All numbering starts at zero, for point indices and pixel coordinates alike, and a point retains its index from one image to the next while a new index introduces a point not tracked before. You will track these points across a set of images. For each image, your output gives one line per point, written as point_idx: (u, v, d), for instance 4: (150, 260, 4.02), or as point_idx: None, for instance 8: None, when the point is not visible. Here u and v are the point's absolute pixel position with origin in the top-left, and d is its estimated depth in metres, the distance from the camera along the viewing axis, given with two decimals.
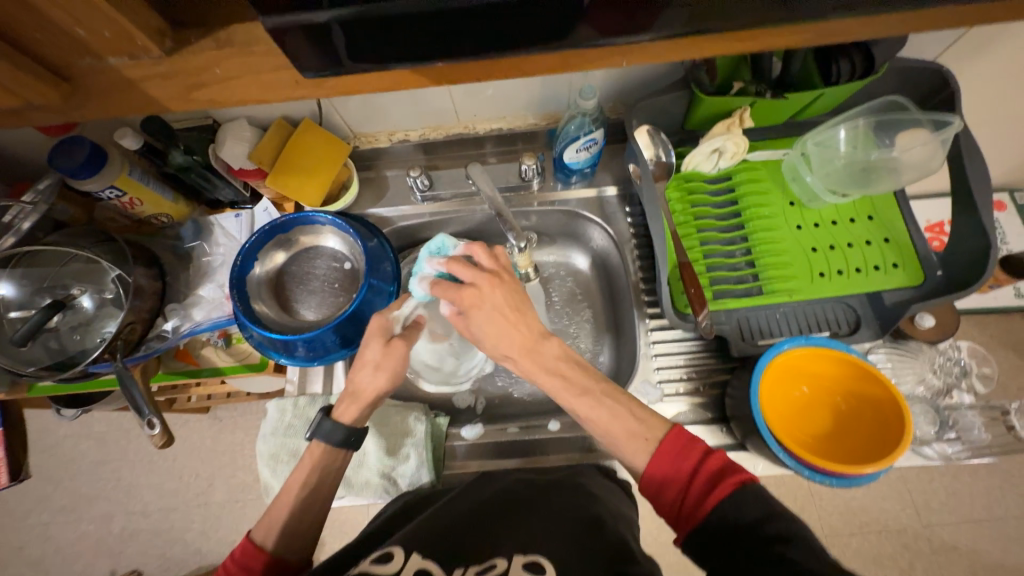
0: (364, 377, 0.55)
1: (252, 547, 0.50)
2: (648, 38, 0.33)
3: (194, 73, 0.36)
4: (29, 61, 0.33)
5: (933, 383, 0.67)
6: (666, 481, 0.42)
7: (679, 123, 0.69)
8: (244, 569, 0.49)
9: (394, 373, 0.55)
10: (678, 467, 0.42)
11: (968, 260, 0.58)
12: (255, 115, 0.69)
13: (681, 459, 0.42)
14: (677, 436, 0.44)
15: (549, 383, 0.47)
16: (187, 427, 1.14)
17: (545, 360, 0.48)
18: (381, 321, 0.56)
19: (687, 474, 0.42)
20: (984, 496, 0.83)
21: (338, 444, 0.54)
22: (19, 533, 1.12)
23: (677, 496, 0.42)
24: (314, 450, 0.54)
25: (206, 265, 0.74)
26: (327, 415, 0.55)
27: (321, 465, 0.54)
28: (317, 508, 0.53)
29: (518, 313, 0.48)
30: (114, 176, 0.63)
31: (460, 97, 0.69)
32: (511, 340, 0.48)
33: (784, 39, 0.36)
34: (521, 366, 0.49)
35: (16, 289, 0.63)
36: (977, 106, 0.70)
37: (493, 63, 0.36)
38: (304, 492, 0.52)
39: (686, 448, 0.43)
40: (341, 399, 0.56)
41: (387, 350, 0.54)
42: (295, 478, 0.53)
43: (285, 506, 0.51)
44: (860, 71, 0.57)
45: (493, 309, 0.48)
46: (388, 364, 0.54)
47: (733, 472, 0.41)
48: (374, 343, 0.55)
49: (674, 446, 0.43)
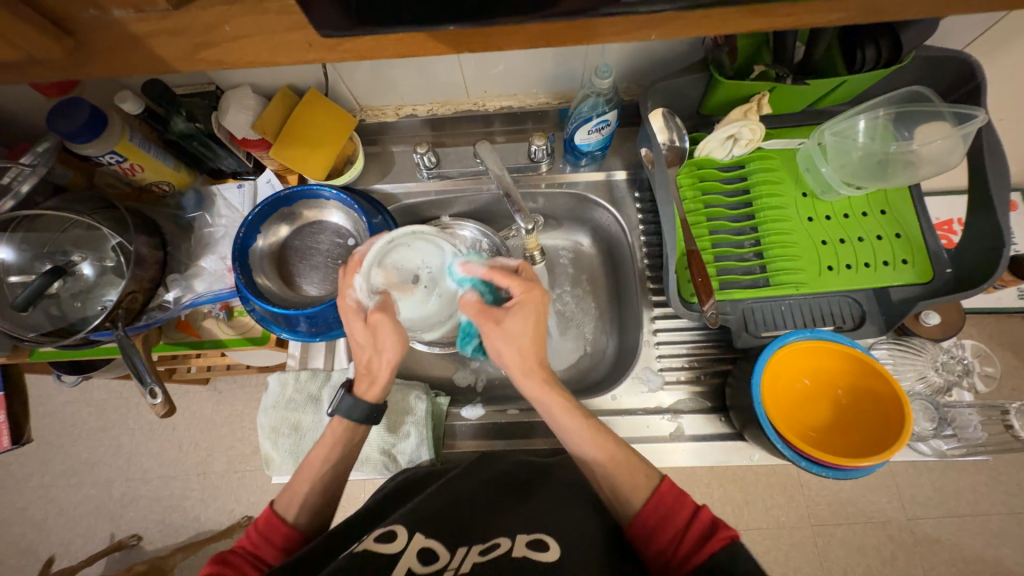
0: (372, 356, 0.54)
1: (276, 518, 0.50)
2: (677, 8, 0.32)
3: (202, 31, 0.34)
4: (29, 11, 0.31)
5: (934, 381, 0.67)
6: (664, 520, 0.45)
7: (695, 107, 0.67)
8: (263, 538, 0.49)
9: (395, 345, 0.53)
10: (675, 511, 0.45)
11: (980, 258, 0.58)
12: (259, 82, 0.67)
13: (677, 506, 0.45)
14: (670, 487, 0.47)
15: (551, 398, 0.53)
16: (187, 397, 1.15)
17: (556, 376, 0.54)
18: (349, 305, 0.54)
19: (683, 522, 0.44)
20: (970, 492, 0.84)
21: (360, 420, 0.55)
22: (22, 495, 1.14)
23: (671, 538, 0.44)
24: (335, 425, 0.54)
25: (208, 236, 0.73)
26: (348, 391, 0.55)
27: (343, 441, 0.54)
28: (338, 481, 0.54)
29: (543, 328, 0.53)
30: (114, 141, 0.61)
31: (470, 72, 0.66)
32: (527, 350, 0.53)
33: (820, 16, 0.34)
34: (529, 382, 0.53)
35: (15, 253, 0.62)
36: (1001, 100, 0.68)
37: (510, 31, 0.34)
38: (326, 467, 0.53)
39: (680, 499, 0.46)
40: (360, 375, 0.56)
41: (371, 329, 0.53)
42: (320, 453, 0.53)
43: (309, 479, 0.52)
44: (887, 58, 0.55)
45: (533, 316, 0.52)
46: (378, 339, 0.53)
47: (721, 528, 0.43)
48: (358, 326, 0.53)
49: (670, 494, 0.46)
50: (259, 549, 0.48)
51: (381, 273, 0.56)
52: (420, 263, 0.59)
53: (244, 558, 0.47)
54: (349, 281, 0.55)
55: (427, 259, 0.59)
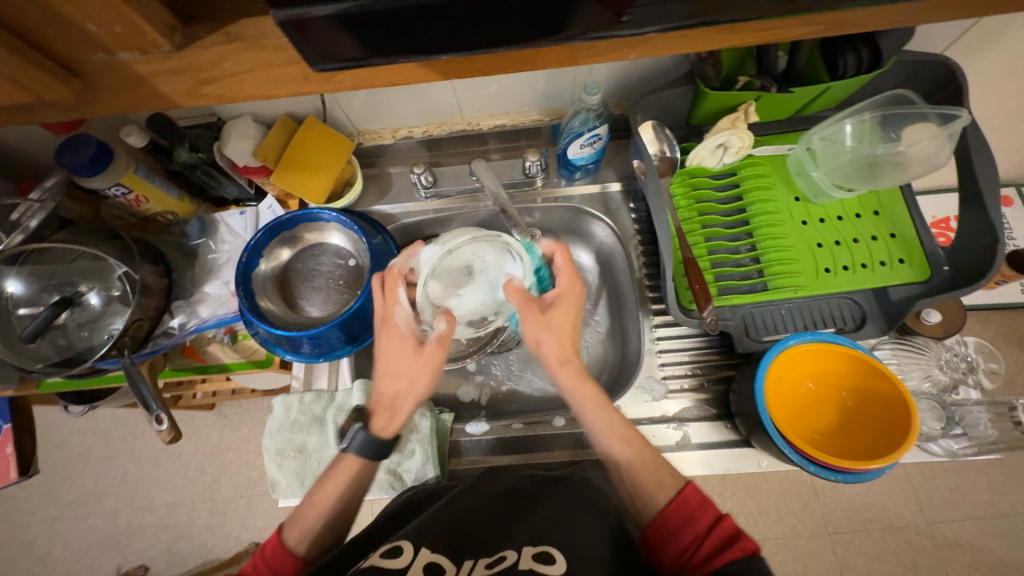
0: (399, 387, 0.55)
1: (282, 552, 0.49)
2: (657, 28, 0.33)
3: (203, 67, 0.36)
4: (40, 56, 0.33)
5: (940, 380, 0.67)
6: (684, 524, 0.44)
7: (684, 119, 0.69)
8: (272, 572, 0.48)
9: (432, 376, 0.55)
10: (696, 516, 0.45)
11: (976, 255, 0.58)
12: (260, 112, 0.70)
13: (700, 510, 0.45)
14: (694, 492, 0.46)
15: (587, 401, 0.54)
16: (192, 423, 1.15)
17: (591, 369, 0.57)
18: (403, 330, 0.55)
19: (705, 527, 0.44)
20: (989, 493, 0.82)
21: (372, 456, 0.54)
22: (28, 528, 1.13)
23: (689, 543, 0.44)
24: (350, 462, 0.54)
25: (211, 262, 0.74)
26: (362, 426, 0.55)
27: (357, 476, 0.54)
28: (348, 515, 0.53)
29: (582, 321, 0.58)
30: (121, 173, 0.63)
31: (463, 92, 0.68)
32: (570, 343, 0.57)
33: (798, 30, 0.35)
34: (567, 379, 0.55)
35: (25, 286, 0.64)
36: (986, 99, 0.69)
37: (498, 58, 0.36)
38: (339, 500, 0.52)
39: (702, 504, 0.45)
40: (377, 411, 0.56)
41: (422, 355, 0.54)
42: (332, 489, 0.52)
43: (319, 516, 0.51)
44: (868, 63, 0.56)
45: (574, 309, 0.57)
46: (424, 370, 0.55)
47: (743, 538, 0.42)
48: (406, 352, 0.55)
49: (693, 500, 0.46)
50: None
51: (436, 284, 0.55)
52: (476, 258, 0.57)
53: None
54: (395, 298, 0.55)
55: (479, 254, 0.57)
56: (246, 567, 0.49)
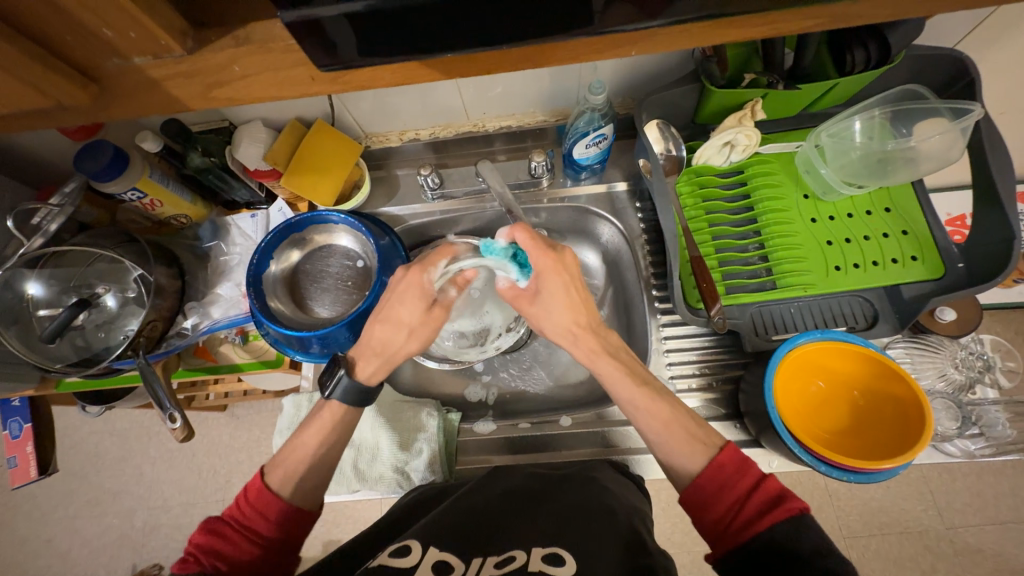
0: (393, 339, 0.55)
1: (266, 493, 0.49)
2: (659, 25, 0.33)
3: (214, 71, 0.36)
4: (59, 62, 0.34)
5: (955, 379, 0.65)
6: (724, 487, 0.43)
7: (689, 117, 0.69)
8: (257, 513, 0.49)
9: (425, 338, 0.56)
10: (735, 479, 0.43)
11: (991, 251, 0.57)
12: (270, 116, 0.71)
13: (740, 473, 0.44)
14: (734, 453, 0.45)
15: (605, 366, 0.53)
16: (205, 424, 1.17)
17: (610, 343, 0.54)
18: (420, 282, 0.54)
19: (747, 488, 0.43)
20: (1011, 497, 0.80)
21: (354, 404, 0.55)
22: (47, 526, 1.16)
23: (729, 506, 0.43)
24: (332, 408, 0.54)
25: (223, 264, 0.76)
26: (349, 375, 0.54)
27: (340, 423, 0.54)
28: (330, 463, 0.54)
29: (586, 294, 0.54)
30: (136, 178, 0.65)
31: (469, 94, 0.69)
32: (577, 317, 0.54)
33: (801, 23, 0.35)
34: (580, 344, 0.54)
35: (45, 288, 0.66)
36: (1000, 93, 0.68)
37: (500, 57, 0.36)
38: (320, 449, 0.53)
39: (744, 465, 0.44)
40: (363, 356, 0.55)
41: (428, 316, 0.55)
42: (313, 435, 0.53)
43: (303, 459, 0.52)
44: (876, 60, 0.56)
45: (568, 282, 0.53)
46: (423, 329, 0.55)
47: (788, 499, 0.41)
48: (413, 304, 0.54)
49: (731, 462, 0.44)
50: (253, 523, 0.48)
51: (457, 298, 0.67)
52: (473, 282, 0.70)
53: (236, 531, 0.48)
54: (434, 261, 0.56)
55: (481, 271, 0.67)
56: (233, 508, 0.50)
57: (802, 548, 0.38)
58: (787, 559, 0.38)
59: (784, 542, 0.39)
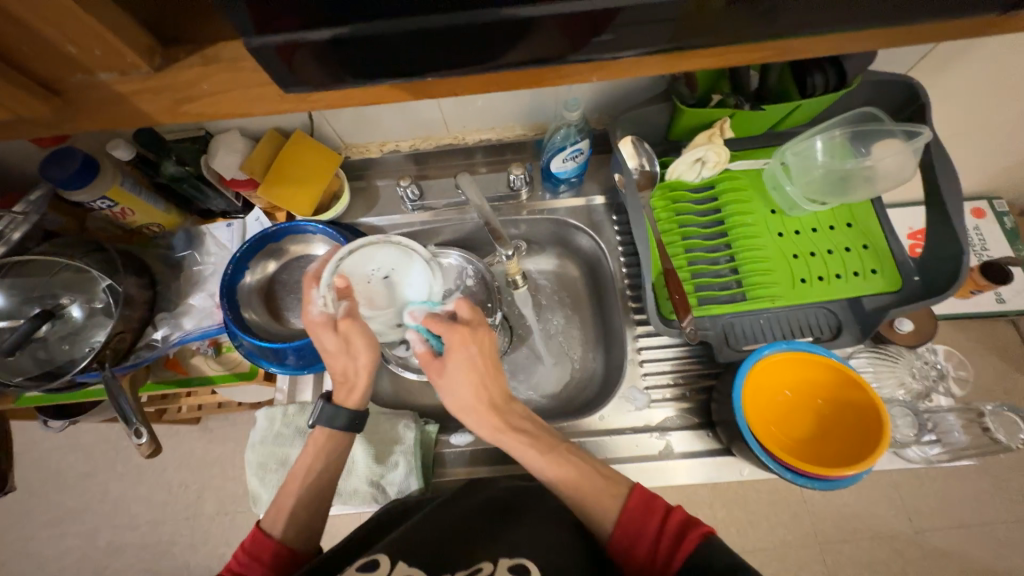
0: (347, 364, 0.56)
1: (262, 535, 0.51)
2: (622, 55, 0.35)
3: (181, 88, 0.37)
4: (19, 75, 0.34)
5: (913, 388, 0.68)
6: (637, 535, 0.46)
7: (662, 134, 0.71)
8: (252, 558, 0.49)
9: (366, 343, 0.54)
10: (646, 520, 0.46)
11: (943, 266, 0.60)
12: (247, 126, 0.71)
13: (648, 514, 0.46)
14: (641, 494, 0.48)
15: (514, 442, 0.52)
16: (177, 437, 1.13)
17: (512, 417, 0.54)
18: (313, 318, 0.54)
19: (656, 529, 0.45)
20: (973, 500, 0.83)
21: (342, 427, 0.56)
22: (3, 549, 1.10)
23: (648, 552, 0.45)
24: (316, 435, 0.56)
25: (197, 274, 0.74)
26: (328, 400, 0.57)
27: (326, 449, 0.56)
28: (322, 493, 0.54)
29: (490, 372, 0.54)
30: (106, 186, 0.64)
31: (449, 109, 0.70)
32: (478, 396, 0.53)
33: (751, 57, 0.37)
34: (484, 422, 0.53)
35: (5, 298, 0.63)
36: (951, 116, 0.72)
37: (470, 79, 0.37)
38: (310, 477, 0.54)
39: (651, 503, 0.47)
40: (337, 385, 0.57)
41: (341, 335, 0.54)
42: (303, 462, 0.55)
43: (293, 492, 0.53)
44: (835, 82, 0.59)
45: (474, 356, 0.53)
46: (353, 344, 0.54)
47: (694, 525, 0.44)
48: (327, 336, 0.54)
49: (640, 505, 0.47)
50: (248, 568, 0.49)
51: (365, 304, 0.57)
52: (372, 272, 0.59)
53: None
54: (310, 296, 0.56)
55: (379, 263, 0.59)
56: (232, 560, 0.51)
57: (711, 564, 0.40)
58: None
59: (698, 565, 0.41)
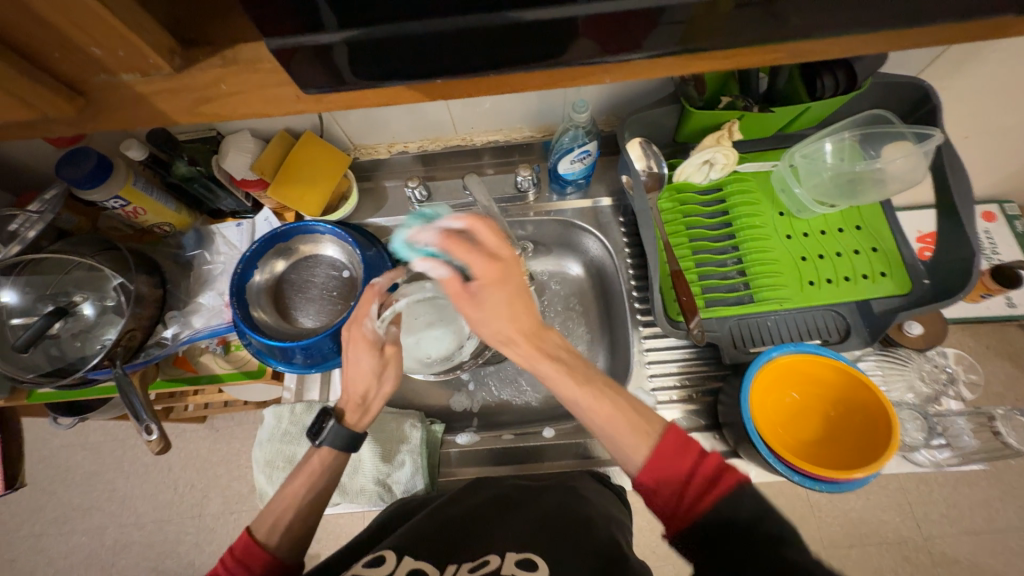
0: (370, 387, 0.58)
1: (255, 546, 0.48)
2: (633, 58, 0.35)
3: (201, 88, 0.37)
4: (45, 75, 0.34)
5: (923, 391, 0.68)
6: (668, 474, 0.44)
7: (670, 136, 0.71)
8: (242, 566, 0.47)
9: (393, 373, 0.59)
10: (680, 460, 0.44)
11: (952, 268, 0.60)
12: (258, 127, 0.71)
13: (680, 456, 0.44)
14: (676, 435, 0.46)
15: (547, 369, 0.49)
16: (184, 436, 1.14)
17: (549, 344, 0.50)
18: (362, 334, 0.57)
19: (690, 468, 0.43)
20: (983, 508, 0.82)
21: (342, 449, 0.55)
22: (12, 545, 1.11)
23: (677, 490, 0.43)
24: (323, 454, 0.55)
25: (207, 273, 0.75)
26: (338, 420, 0.57)
27: (331, 467, 0.55)
28: (320, 506, 0.54)
29: (529, 301, 0.49)
30: (119, 186, 0.64)
31: (457, 110, 0.70)
32: (523, 328, 0.49)
33: (761, 58, 0.37)
34: (522, 350, 0.49)
35: (20, 296, 0.64)
36: (961, 119, 0.72)
37: (482, 82, 0.37)
38: (310, 495, 0.53)
39: (685, 445, 0.45)
40: (349, 405, 0.58)
41: (383, 357, 0.58)
42: (294, 488, 0.53)
43: (293, 505, 0.52)
44: (844, 85, 0.59)
45: (510, 295, 0.48)
46: (388, 368, 0.59)
47: (729, 471, 0.42)
48: (366, 354, 0.57)
49: (673, 446, 0.45)
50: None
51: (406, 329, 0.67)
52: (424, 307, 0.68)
53: None
54: (366, 310, 0.58)
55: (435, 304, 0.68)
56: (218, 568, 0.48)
57: (744, 518, 0.39)
58: (728, 534, 0.39)
59: (729, 517, 0.40)
